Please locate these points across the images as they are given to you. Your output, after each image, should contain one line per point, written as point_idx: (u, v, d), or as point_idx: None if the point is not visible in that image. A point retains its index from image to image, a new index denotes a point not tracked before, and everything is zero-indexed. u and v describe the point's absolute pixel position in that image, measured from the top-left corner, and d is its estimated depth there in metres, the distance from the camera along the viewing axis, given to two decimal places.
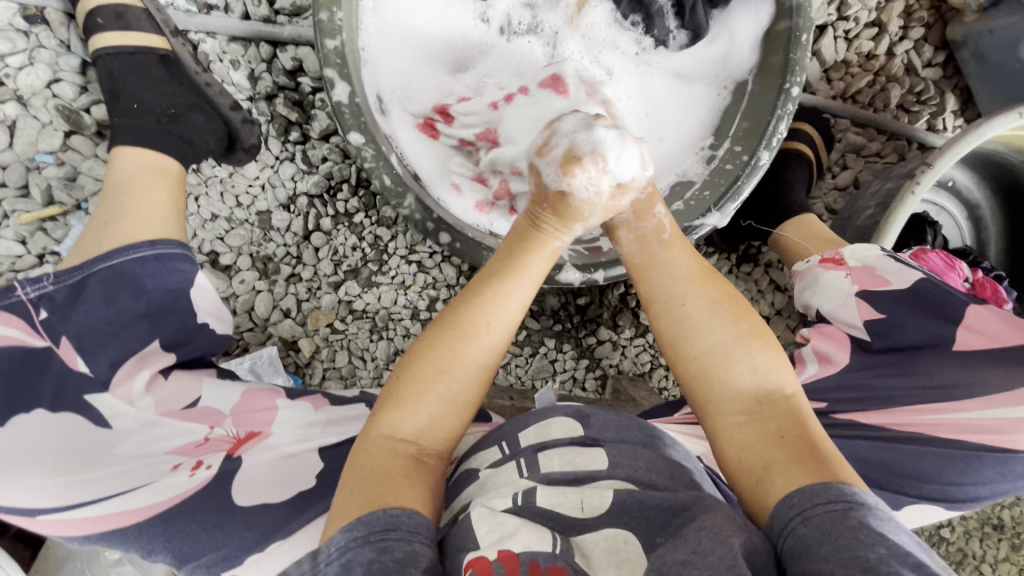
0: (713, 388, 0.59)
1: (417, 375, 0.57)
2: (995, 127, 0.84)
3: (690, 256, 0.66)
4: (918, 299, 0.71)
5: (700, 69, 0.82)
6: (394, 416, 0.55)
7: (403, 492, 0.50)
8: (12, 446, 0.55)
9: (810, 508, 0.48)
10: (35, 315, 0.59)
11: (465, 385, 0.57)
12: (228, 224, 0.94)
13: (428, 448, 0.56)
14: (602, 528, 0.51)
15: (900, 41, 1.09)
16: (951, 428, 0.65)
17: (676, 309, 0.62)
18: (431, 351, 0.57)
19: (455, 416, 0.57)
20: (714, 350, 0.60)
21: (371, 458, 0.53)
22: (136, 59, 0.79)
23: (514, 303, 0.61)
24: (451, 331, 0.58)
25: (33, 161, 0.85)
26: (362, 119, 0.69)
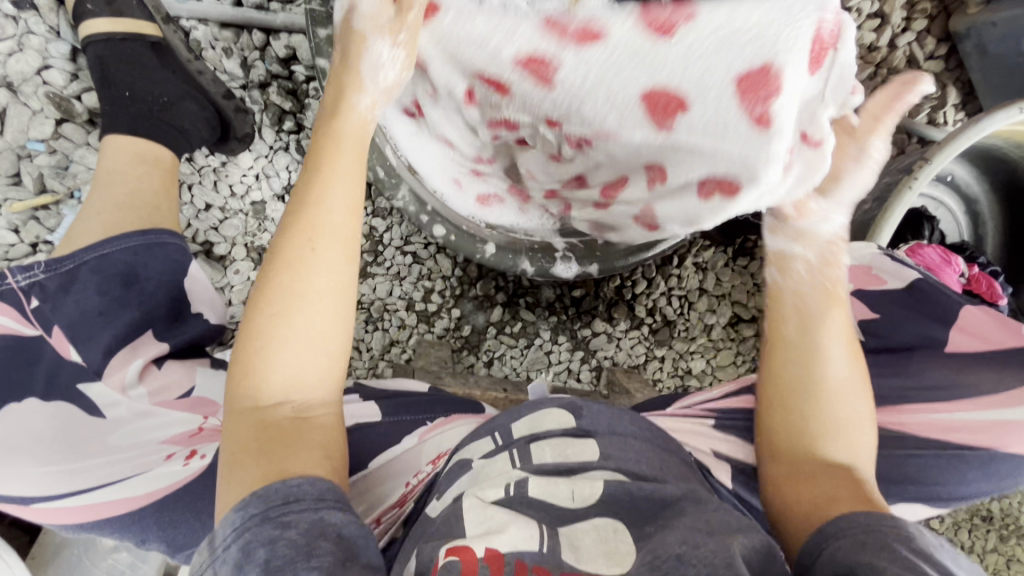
0: (809, 435, 0.59)
1: (256, 333, 0.52)
2: (997, 122, 0.83)
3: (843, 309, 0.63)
4: (915, 298, 0.73)
5: None
6: (246, 386, 0.51)
7: (287, 456, 0.48)
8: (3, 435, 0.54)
9: (872, 526, 0.47)
10: (27, 305, 0.58)
11: (314, 317, 0.52)
12: (222, 214, 0.94)
13: (302, 398, 0.53)
14: (591, 516, 0.51)
15: (902, 32, 1.08)
16: (939, 429, 0.64)
17: (808, 363, 0.60)
18: (263, 295, 0.52)
19: (326, 351, 0.53)
20: (840, 418, 0.59)
21: (243, 436, 0.50)
22: (127, 46, 0.78)
23: (334, 215, 0.54)
24: (271, 273, 0.52)
25: (25, 149, 0.85)
26: None
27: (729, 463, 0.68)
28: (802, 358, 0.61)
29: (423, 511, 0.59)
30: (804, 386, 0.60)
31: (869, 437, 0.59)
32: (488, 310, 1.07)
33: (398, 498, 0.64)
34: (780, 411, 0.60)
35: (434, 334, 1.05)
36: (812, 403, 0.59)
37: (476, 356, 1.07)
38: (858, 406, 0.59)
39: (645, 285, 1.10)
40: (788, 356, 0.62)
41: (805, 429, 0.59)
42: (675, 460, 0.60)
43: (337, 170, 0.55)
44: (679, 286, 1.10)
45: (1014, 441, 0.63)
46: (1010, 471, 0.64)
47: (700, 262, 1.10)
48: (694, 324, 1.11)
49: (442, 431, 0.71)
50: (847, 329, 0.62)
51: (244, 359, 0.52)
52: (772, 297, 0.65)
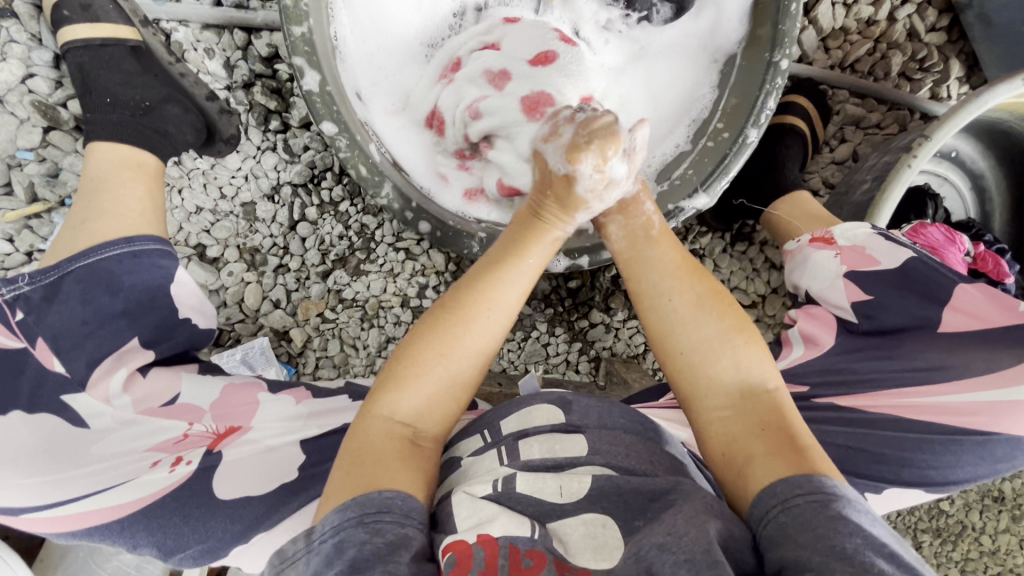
0: (689, 371, 0.59)
1: (410, 355, 0.56)
2: (999, 96, 0.80)
3: (678, 254, 0.65)
4: (908, 277, 0.70)
5: (691, 43, 0.80)
6: (388, 399, 0.55)
7: (385, 470, 0.50)
8: None
9: (791, 501, 0.47)
10: (13, 317, 0.60)
11: (464, 365, 0.56)
12: (213, 216, 0.94)
13: (424, 430, 0.55)
14: (580, 512, 0.51)
15: (902, 5, 1.05)
16: (918, 409, 0.66)
17: (660, 302, 0.62)
18: (427, 334, 0.57)
19: (454, 397, 0.57)
20: (712, 345, 0.59)
21: (363, 442, 0.52)
22: (106, 51, 0.77)
23: (514, 290, 0.59)
24: (446, 315, 0.57)
25: (14, 158, 0.85)
26: (335, 108, 0.67)
27: None
28: (650, 301, 0.62)
29: None
30: (665, 330, 0.61)
31: (749, 350, 0.58)
32: None
33: None
34: (670, 358, 0.60)
35: None
36: (680, 337, 0.60)
37: None
38: (716, 327, 0.59)
39: None
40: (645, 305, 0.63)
41: (682, 369, 0.59)
42: (666, 451, 0.60)
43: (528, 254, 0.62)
44: None
45: (1005, 421, 0.63)
46: (1005, 454, 0.64)
47: (697, 249, 1.08)
48: None
49: None
50: (674, 259, 0.64)
51: (397, 378, 0.56)
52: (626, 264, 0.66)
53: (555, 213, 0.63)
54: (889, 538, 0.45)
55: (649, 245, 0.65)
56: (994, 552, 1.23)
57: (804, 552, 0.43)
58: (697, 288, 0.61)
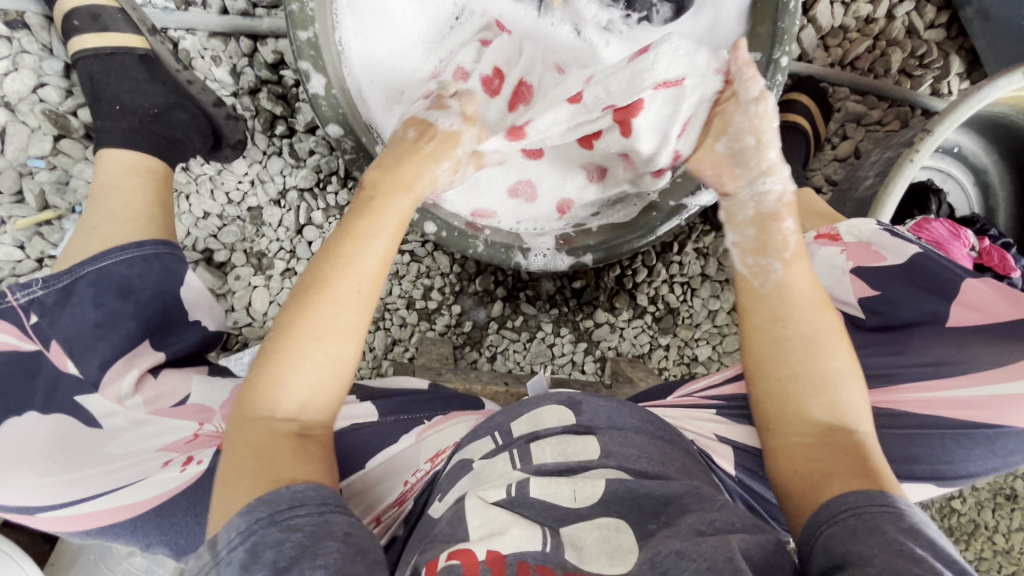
0: (790, 395, 0.56)
1: (280, 349, 0.51)
2: (999, 90, 0.81)
3: (811, 280, 0.60)
4: (916, 273, 0.71)
5: (692, 41, 0.81)
6: (265, 396, 0.50)
7: (277, 468, 0.46)
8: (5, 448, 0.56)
9: (863, 508, 0.47)
10: (26, 320, 0.60)
11: (342, 346, 0.52)
12: (220, 221, 0.95)
13: (314, 417, 0.51)
14: (594, 517, 0.51)
15: (900, 2, 1.05)
16: (934, 405, 0.64)
17: (780, 324, 0.58)
18: (295, 318, 0.51)
19: (340, 377, 0.52)
20: (825, 377, 0.56)
21: (249, 446, 0.48)
22: (116, 60, 0.79)
23: (373, 252, 0.55)
24: (314, 294, 0.52)
25: (26, 166, 0.86)
26: (340, 111, 0.70)
27: (730, 448, 0.68)
28: (767, 319, 0.59)
29: (426, 510, 0.58)
30: (771, 346, 0.58)
31: (855, 390, 0.56)
32: (488, 305, 1.06)
33: (397, 498, 0.64)
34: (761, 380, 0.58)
35: (436, 331, 1.05)
36: (785, 361, 0.57)
37: (479, 351, 1.07)
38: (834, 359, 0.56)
39: (646, 273, 1.08)
40: (755, 318, 0.59)
41: (781, 391, 0.56)
42: (674, 449, 0.60)
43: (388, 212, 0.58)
44: (681, 273, 1.09)
45: (1013, 415, 0.63)
46: (1015, 446, 0.64)
47: (701, 248, 1.09)
48: (698, 310, 1.10)
49: (434, 431, 0.70)
50: (804, 284, 0.59)
51: (273, 379, 0.50)
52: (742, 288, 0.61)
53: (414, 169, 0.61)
54: (953, 551, 0.45)
55: (780, 262, 0.60)
56: (1008, 551, 1.21)
57: (870, 547, 0.43)
58: (820, 317, 0.57)
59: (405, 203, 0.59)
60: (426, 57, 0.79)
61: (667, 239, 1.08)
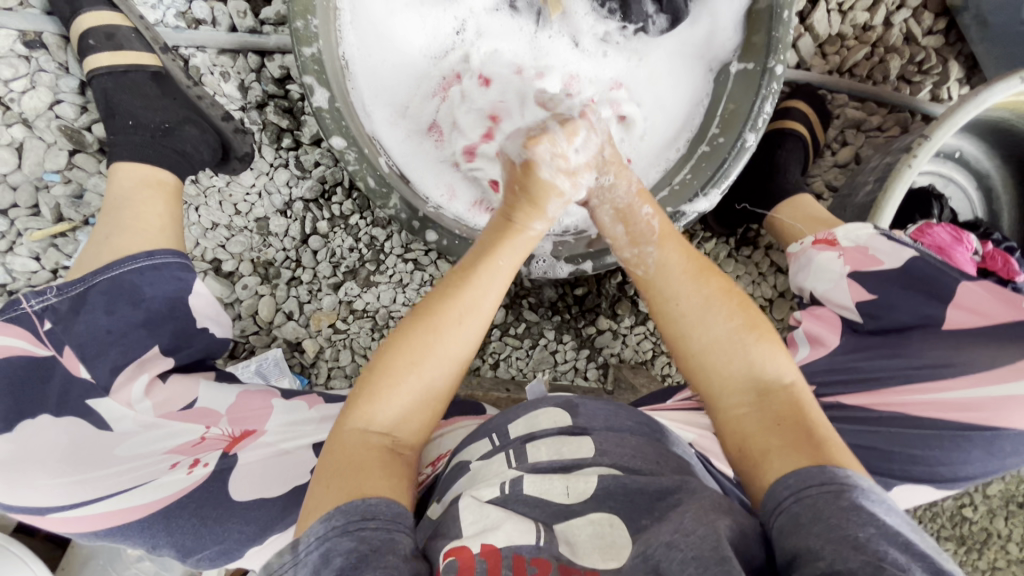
0: (704, 374, 0.60)
1: (390, 367, 0.56)
2: (996, 95, 0.81)
3: (682, 252, 0.64)
4: (911, 276, 0.70)
5: (688, 52, 0.82)
6: (367, 409, 0.55)
7: (365, 474, 0.50)
8: (19, 450, 0.58)
9: (807, 491, 0.47)
10: (40, 327, 0.63)
11: (439, 375, 0.57)
12: (228, 232, 0.97)
13: (403, 438, 0.56)
14: (587, 512, 0.52)
15: (898, 9, 1.06)
16: (930, 407, 0.66)
17: (672, 306, 0.62)
18: (402, 343, 0.57)
19: (431, 406, 0.57)
20: (722, 344, 0.59)
21: (343, 451, 0.52)
22: (129, 77, 0.82)
23: (488, 297, 0.60)
24: (422, 326, 0.57)
25: (41, 180, 0.89)
26: (343, 123, 0.71)
27: None
28: (659, 309, 0.63)
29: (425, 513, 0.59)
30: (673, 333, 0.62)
31: (766, 351, 0.59)
32: None
33: None
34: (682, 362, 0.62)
35: None
36: (688, 339, 0.61)
37: (482, 358, 1.08)
38: (724, 326, 0.60)
39: None
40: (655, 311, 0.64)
41: (696, 373, 0.60)
42: (672, 452, 0.60)
43: (501, 261, 0.62)
44: None
45: (1011, 417, 0.63)
46: (1013, 448, 0.64)
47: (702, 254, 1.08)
48: None
49: (445, 431, 0.72)
50: (675, 260, 0.64)
51: (380, 397, 0.55)
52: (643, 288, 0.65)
53: (529, 214, 0.63)
54: (905, 528, 0.45)
55: (651, 248, 0.65)
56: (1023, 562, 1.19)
57: (814, 539, 0.44)
58: (702, 289, 0.62)
59: (522, 249, 0.64)
60: (431, 72, 0.82)
61: None
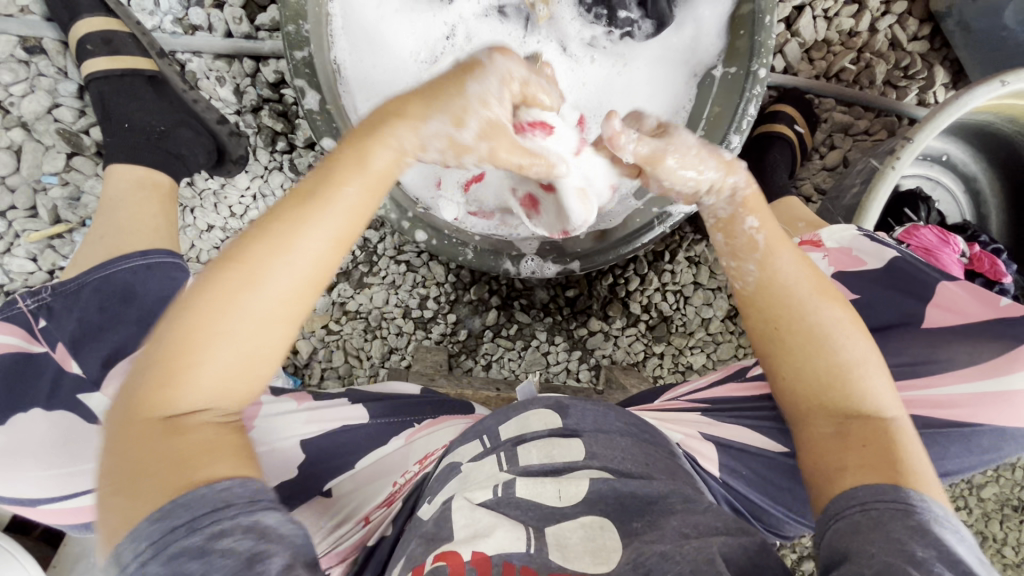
0: (816, 397, 0.53)
1: (188, 334, 0.42)
2: (979, 97, 0.83)
3: (808, 265, 0.55)
4: (894, 276, 0.72)
5: (672, 56, 0.84)
6: (168, 393, 0.42)
7: (154, 471, 0.40)
8: (9, 442, 0.59)
9: (871, 504, 0.46)
10: (36, 324, 0.65)
11: (266, 337, 0.43)
12: (223, 234, 0.99)
13: (229, 407, 0.44)
14: (579, 515, 0.52)
15: (883, 15, 1.08)
16: (914, 404, 0.65)
17: (796, 320, 0.53)
18: (194, 303, 0.42)
19: (263, 368, 0.45)
20: (838, 369, 0.52)
21: (143, 451, 0.41)
22: (126, 81, 0.83)
23: (322, 230, 0.44)
24: (228, 269, 0.42)
25: (39, 182, 0.91)
26: (334, 125, 0.73)
27: (716, 450, 0.71)
28: (771, 316, 0.54)
29: (414, 511, 0.59)
30: (791, 341, 0.53)
31: (883, 381, 0.53)
32: (482, 314, 1.08)
33: (385, 498, 0.65)
34: (778, 369, 0.54)
35: (432, 340, 1.07)
36: (807, 356, 0.53)
37: (474, 359, 1.09)
38: (850, 349, 0.52)
39: (638, 282, 1.10)
40: (759, 316, 0.55)
41: (807, 392, 0.53)
42: (659, 451, 0.61)
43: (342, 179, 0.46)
44: (673, 281, 1.10)
45: (991, 414, 0.64)
46: (996, 446, 0.65)
47: (693, 256, 1.10)
48: (691, 318, 1.11)
49: (428, 432, 0.71)
50: (801, 268, 0.55)
51: (168, 380, 0.42)
52: (763, 293, 0.55)
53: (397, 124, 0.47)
54: (973, 558, 0.43)
55: (757, 261, 0.55)
56: (1019, 566, 1.19)
57: (869, 546, 0.42)
58: (828, 306, 0.53)
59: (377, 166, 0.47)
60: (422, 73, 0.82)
61: (658, 248, 1.10)
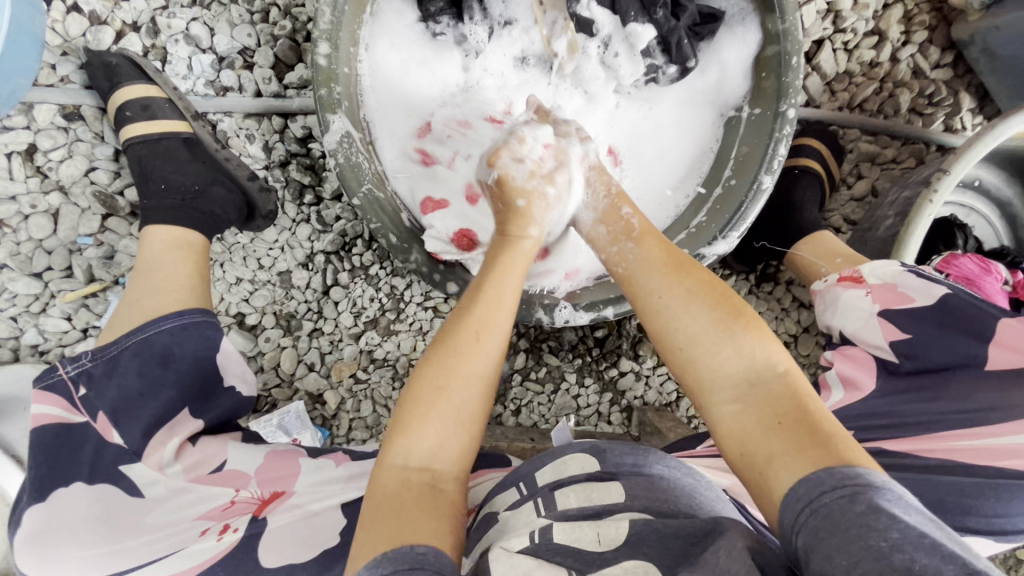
0: (703, 371, 0.58)
1: (414, 399, 0.57)
2: (1012, 127, 0.81)
3: (660, 248, 0.67)
4: (948, 315, 0.68)
5: (697, 99, 0.84)
6: (401, 444, 0.55)
7: (380, 526, 0.50)
8: (49, 523, 0.58)
9: (817, 496, 0.45)
10: (75, 392, 0.64)
11: (466, 396, 0.57)
12: (251, 285, 0.99)
13: (441, 472, 0.55)
14: (621, 560, 0.50)
15: (904, 46, 1.08)
16: (983, 454, 0.63)
17: (655, 302, 0.63)
18: (424, 373, 0.58)
19: (468, 434, 0.57)
20: (698, 341, 0.59)
21: (385, 497, 0.52)
22: (162, 144, 0.85)
23: (504, 318, 0.63)
24: (442, 352, 0.59)
25: (75, 244, 0.92)
26: (363, 183, 0.73)
27: None
28: (645, 304, 0.64)
29: None
30: (661, 327, 0.62)
31: (752, 341, 0.57)
32: (511, 358, 1.07)
33: None
34: (670, 356, 0.61)
35: None
36: (671, 332, 0.61)
37: (504, 404, 1.07)
38: (702, 319, 0.59)
39: None
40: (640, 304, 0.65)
41: (698, 369, 0.58)
42: (704, 493, 0.58)
43: (509, 271, 0.66)
44: None
45: None
46: None
47: None
48: None
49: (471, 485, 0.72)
50: (653, 255, 0.66)
51: (397, 432, 0.56)
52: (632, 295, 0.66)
53: (522, 225, 0.70)
54: (928, 527, 0.42)
55: (631, 242, 0.68)
56: None
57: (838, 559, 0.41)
58: (676, 278, 0.63)
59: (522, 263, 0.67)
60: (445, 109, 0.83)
61: None
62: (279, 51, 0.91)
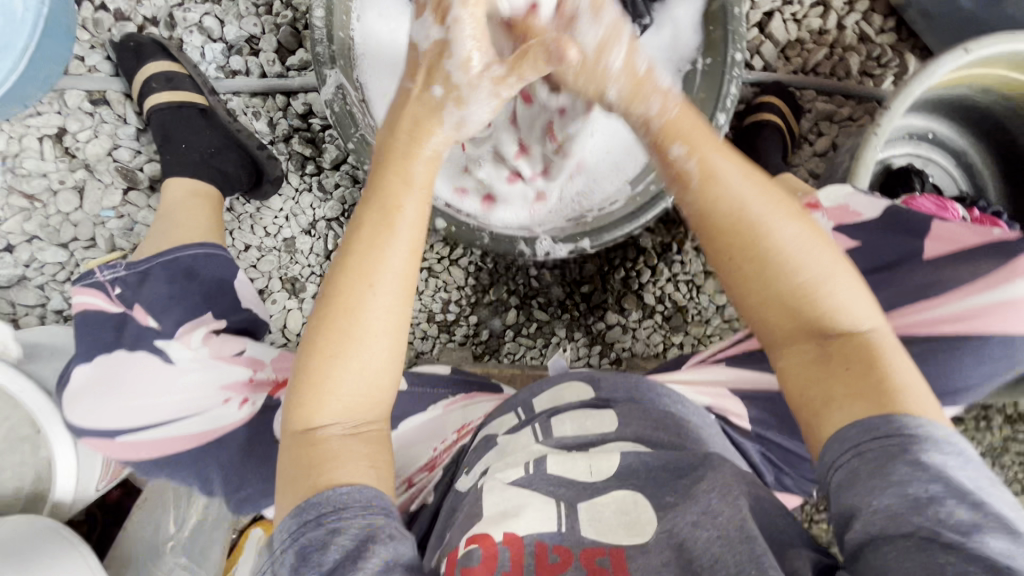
0: (787, 313, 0.56)
1: (313, 360, 0.55)
2: (944, 66, 0.88)
3: (749, 178, 0.58)
4: (892, 220, 0.75)
5: (657, 54, 0.93)
6: (307, 411, 0.55)
7: (298, 483, 0.53)
8: (94, 378, 0.69)
9: (869, 442, 0.49)
10: (112, 291, 0.73)
11: (373, 355, 0.55)
12: (259, 252, 1.07)
13: (359, 420, 0.56)
14: (610, 490, 0.54)
15: (848, 14, 1.18)
16: (925, 323, 0.69)
17: (743, 239, 0.56)
18: (320, 330, 0.55)
19: (379, 384, 0.56)
20: (796, 289, 0.56)
21: (302, 457, 0.54)
22: (182, 111, 0.96)
23: (397, 254, 0.56)
24: (338, 304, 0.55)
25: (99, 217, 1.01)
26: (353, 131, 0.82)
27: (743, 405, 0.74)
28: (728, 237, 0.57)
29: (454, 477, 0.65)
30: (747, 263, 0.57)
31: (846, 286, 0.56)
32: (503, 314, 1.13)
33: (429, 463, 0.72)
34: (748, 294, 0.57)
35: (456, 341, 1.13)
36: (756, 269, 0.56)
37: (498, 359, 1.14)
38: (798, 261, 0.55)
39: (649, 273, 1.14)
40: (717, 239, 0.58)
41: (782, 309, 0.56)
42: (689, 422, 0.62)
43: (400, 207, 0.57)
44: (685, 272, 1.14)
45: (995, 323, 0.68)
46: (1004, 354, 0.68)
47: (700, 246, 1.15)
48: (706, 306, 1.14)
49: (464, 405, 0.78)
50: (748, 187, 0.57)
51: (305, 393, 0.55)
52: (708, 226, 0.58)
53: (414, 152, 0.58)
54: (970, 479, 0.47)
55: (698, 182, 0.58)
56: None
57: (870, 497, 0.47)
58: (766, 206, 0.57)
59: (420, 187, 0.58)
60: None
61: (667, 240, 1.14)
62: (282, 38, 1.02)
